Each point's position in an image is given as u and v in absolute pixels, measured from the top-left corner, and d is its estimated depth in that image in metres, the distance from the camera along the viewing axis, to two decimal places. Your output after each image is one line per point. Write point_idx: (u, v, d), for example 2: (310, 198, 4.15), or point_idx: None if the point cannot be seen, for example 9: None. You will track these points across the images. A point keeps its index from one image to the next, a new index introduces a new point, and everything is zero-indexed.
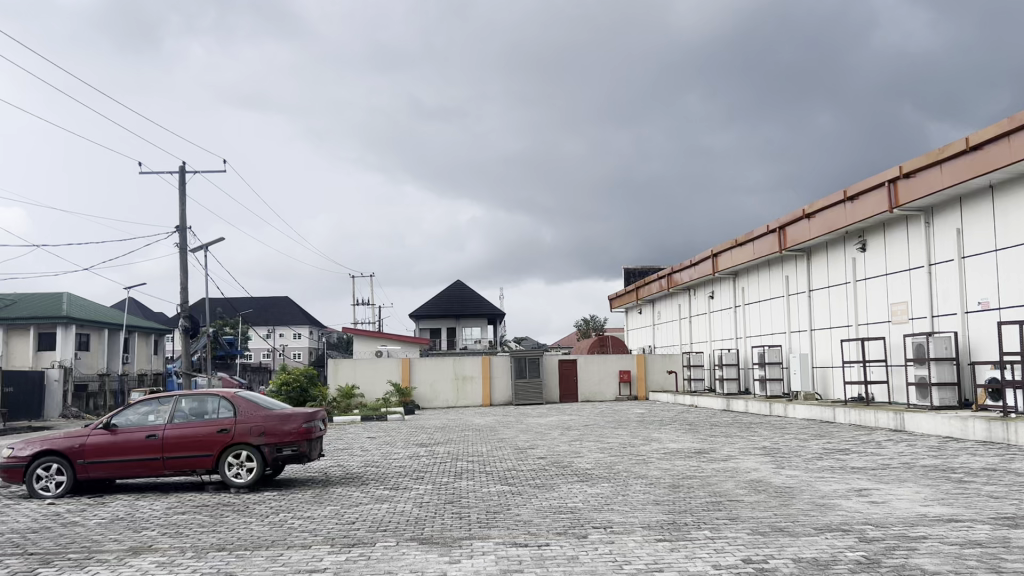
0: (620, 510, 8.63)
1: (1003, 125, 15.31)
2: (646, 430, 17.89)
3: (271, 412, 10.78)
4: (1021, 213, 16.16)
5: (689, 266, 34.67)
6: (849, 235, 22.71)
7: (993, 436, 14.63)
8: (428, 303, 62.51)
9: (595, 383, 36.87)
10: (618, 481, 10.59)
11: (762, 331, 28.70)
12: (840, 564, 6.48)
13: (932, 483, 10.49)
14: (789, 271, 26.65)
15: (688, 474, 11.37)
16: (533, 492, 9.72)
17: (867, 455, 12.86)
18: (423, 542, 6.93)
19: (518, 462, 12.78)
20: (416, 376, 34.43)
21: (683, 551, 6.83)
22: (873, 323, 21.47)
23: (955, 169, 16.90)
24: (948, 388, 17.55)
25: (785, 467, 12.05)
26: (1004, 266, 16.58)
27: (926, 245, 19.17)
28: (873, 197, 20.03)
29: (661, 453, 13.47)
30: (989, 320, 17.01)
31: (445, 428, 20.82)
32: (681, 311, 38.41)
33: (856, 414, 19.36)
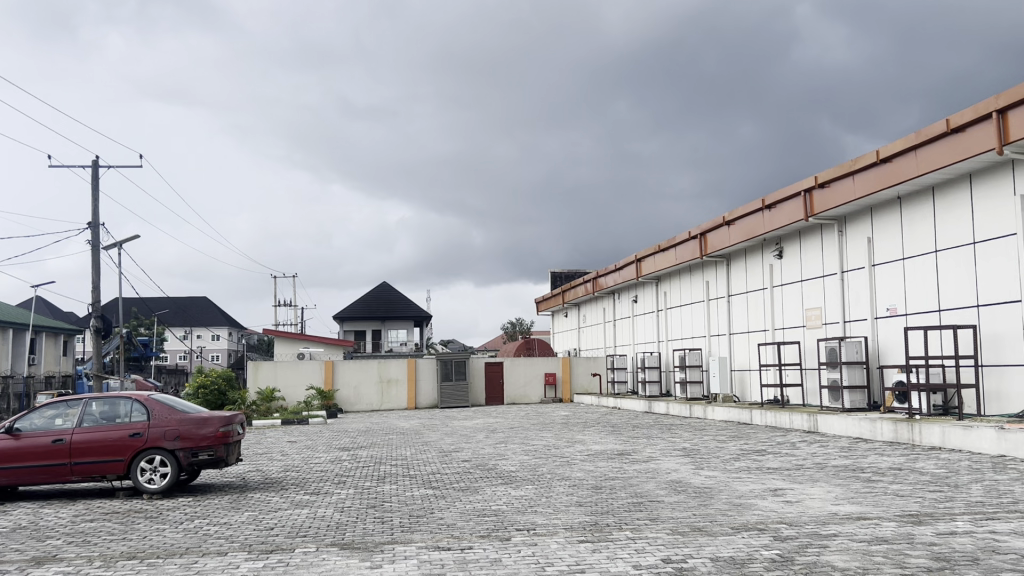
0: (543, 511, 8.69)
1: (911, 139, 16.03)
2: (572, 432, 18.05)
3: (187, 415, 10.45)
4: (927, 222, 16.95)
5: (614, 271, 35.11)
6: (767, 243, 23.42)
7: (899, 437, 15.24)
8: (354, 304, 61.72)
9: (521, 386, 37.02)
10: (542, 483, 10.65)
11: (683, 334, 29.31)
12: (755, 562, 6.66)
13: (843, 483, 10.89)
14: (709, 277, 27.32)
15: (610, 475, 11.55)
16: (457, 495, 9.69)
17: (782, 456, 13.25)
18: (343, 547, 6.85)
19: (442, 465, 12.74)
20: (339, 379, 33.89)
21: (604, 552, 6.92)
22: (788, 328, 22.18)
23: (866, 180, 17.58)
24: (859, 391, 18.16)
25: (704, 468, 12.30)
26: (911, 274, 17.34)
27: (838, 253, 19.91)
28: (790, 206, 20.72)
29: (584, 454, 13.64)
30: (897, 325, 17.77)
31: (369, 432, 20.65)
32: (605, 315, 38.92)
33: (771, 416, 19.91)
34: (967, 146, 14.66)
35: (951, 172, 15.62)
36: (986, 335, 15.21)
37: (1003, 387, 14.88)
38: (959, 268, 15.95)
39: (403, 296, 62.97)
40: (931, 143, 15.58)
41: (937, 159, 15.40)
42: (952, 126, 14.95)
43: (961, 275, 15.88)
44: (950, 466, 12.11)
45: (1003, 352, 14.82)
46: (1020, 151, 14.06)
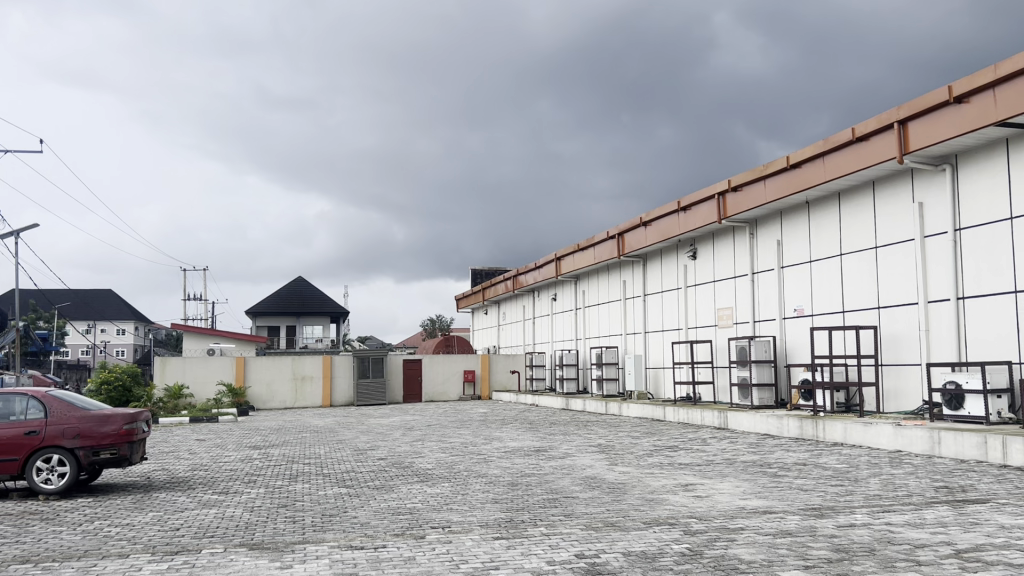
0: (458, 509, 8.67)
1: (819, 146, 16.63)
2: (489, 430, 18.05)
3: (88, 412, 10.01)
4: (832, 226, 17.65)
5: (534, 269, 35.31)
6: (682, 244, 23.95)
7: (805, 433, 15.80)
8: (268, 299, 60.28)
9: (440, 383, 36.84)
10: (458, 481, 10.63)
11: (600, 333, 29.73)
12: (666, 556, 6.81)
13: (750, 478, 11.23)
14: (626, 276, 27.76)
15: (526, 472, 11.62)
16: (371, 494, 9.57)
17: (693, 452, 13.57)
18: (252, 548, 6.68)
19: (357, 464, 12.57)
20: (250, 375, 33.05)
21: (518, 549, 6.94)
22: (701, 327, 22.73)
23: (777, 185, 18.16)
24: (766, 388, 18.74)
25: (618, 464, 12.49)
26: (817, 276, 18.01)
27: (749, 255, 20.50)
28: (704, 208, 21.24)
29: (501, 451, 13.67)
30: (803, 325, 18.44)
31: (281, 430, 20.18)
32: (525, 313, 39.15)
33: (684, 413, 20.36)
34: (870, 155, 15.32)
35: (855, 179, 16.29)
36: (885, 335, 15.93)
37: (900, 385, 15.61)
38: (862, 272, 16.64)
39: (319, 291, 61.87)
40: (838, 151, 16.19)
41: (843, 166, 16.03)
42: (857, 135, 15.59)
43: (864, 278, 16.57)
44: (851, 461, 12.62)
45: (902, 352, 15.54)
46: (919, 160, 14.78)
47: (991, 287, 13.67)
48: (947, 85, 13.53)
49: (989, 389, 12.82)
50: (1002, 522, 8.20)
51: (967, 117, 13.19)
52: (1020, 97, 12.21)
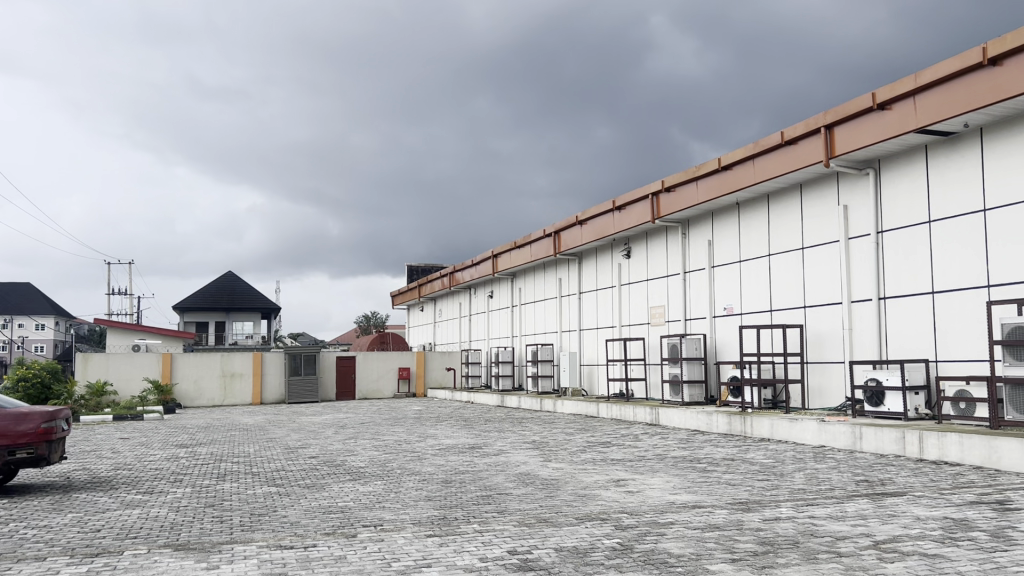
0: (391, 507, 8.61)
1: (749, 149, 17.01)
2: (422, 427, 17.96)
3: (3, 410, 9.61)
4: (760, 228, 18.10)
5: (470, 267, 35.26)
6: (616, 243, 24.24)
7: (733, 429, 16.15)
8: (197, 294, 58.86)
9: (374, 380, 36.51)
10: (391, 478, 10.55)
11: (536, 330, 29.89)
12: (597, 551, 6.89)
13: (680, 473, 11.45)
14: (562, 274, 27.95)
15: (460, 469, 11.61)
16: (302, 492, 9.43)
17: (625, 448, 13.75)
18: (178, 548, 6.53)
19: (288, 462, 12.38)
20: (177, 372, 32.23)
21: (451, 546, 6.94)
22: (634, 325, 23.05)
23: (709, 186, 18.52)
24: (697, 385, 19.07)
25: (552, 460, 12.57)
26: (747, 276, 18.43)
27: (681, 255, 20.88)
28: (639, 208, 21.54)
29: (435, 449, 13.62)
30: (732, 323, 18.86)
31: (208, 428, 19.72)
32: (461, 310, 39.10)
33: (617, 409, 20.58)
34: (799, 158, 15.73)
35: (784, 181, 16.72)
36: (811, 334, 16.41)
37: (824, 382, 16.10)
38: (790, 271, 17.10)
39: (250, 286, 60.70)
40: (767, 154, 16.60)
41: (772, 168, 16.44)
42: (785, 138, 16.01)
43: (791, 277, 17.04)
44: (777, 456, 12.98)
45: (826, 350, 16.03)
46: (845, 164, 15.24)
47: (910, 288, 14.21)
48: (872, 92, 13.98)
49: (908, 385, 13.33)
50: (918, 513, 8.54)
51: (891, 123, 13.66)
52: (940, 106, 12.71)
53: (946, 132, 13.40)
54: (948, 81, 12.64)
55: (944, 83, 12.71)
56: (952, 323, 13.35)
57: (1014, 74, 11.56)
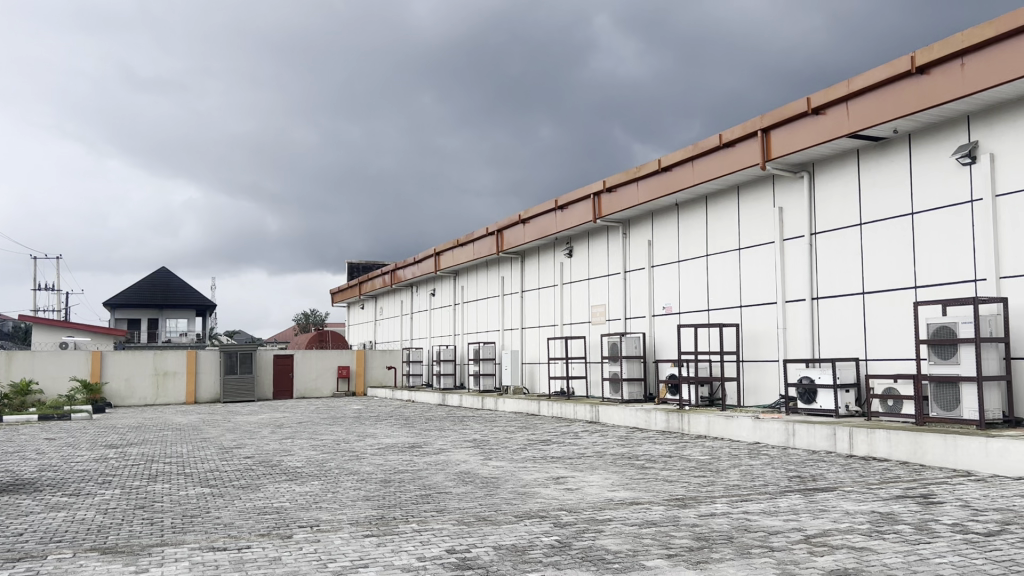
0: (328, 507, 8.51)
1: (689, 150, 17.27)
2: (361, 426, 17.80)
3: None
4: (699, 228, 18.40)
5: (412, 264, 35.02)
6: (558, 242, 24.37)
7: (670, 426, 16.39)
8: (128, 291, 57.24)
9: (312, 378, 36.04)
10: (328, 478, 10.42)
11: (478, 328, 29.89)
12: (536, 548, 6.91)
13: (619, 470, 11.57)
14: (504, 272, 27.96)
15: (399, 468, 11.53)
16: (236, 493, 9.25)
17: (565, 446, 13.83)
18: (105, 552, 6.35)
19: (222, 463, 12.12)
20: (107, 370, 31.30)
21: (388, 546, 6.89)
22: (575, 324, 23.22)
23: (649, 187, 18.75)
24: (636, 383, 19.27)
25: (492, 458, 12.58)
26: (685, 275, 18.71)
27: (622, 254, 21.10)
28: (580, 207, 21.68)
29: (374, 448, 13.50)
30: (671, 322, 19.13)
31: (139, 429, 19.22)
32: (403, 308, 38.86)
33: (557, 407, 20.67)
34: (736, 160, 16.05)
35: (722, 182, 17.02)
36: (747, 333, 16.75)
37: (759, 380, 16.45)
38: (726, 271, 17.43)
39: (184, 283, 59.45)
40: (706, 156, 16.88)
41: (710, 170, 16.72)
42: (723, 140, 16.31)
43: (728, 277, 17.35)
44: (714, 452, 13.22)
45: (761, 349, 16.38)
46: (780, 167, 15.60)
47: (841, 288, 14.61)
48: (806, 97, 14.33)
49: (839, 384, 13.71)
50: (847, 508, 8.79)
51: (824, 128, 14.02)
52: (871, 112, 13.10)
53: (876, 138, 13.82)
54: (878, 89, 13.03)
55: (875, 90, 13.09)
56: (881, 323, 13.77)
57: (941, 83, 11.97)
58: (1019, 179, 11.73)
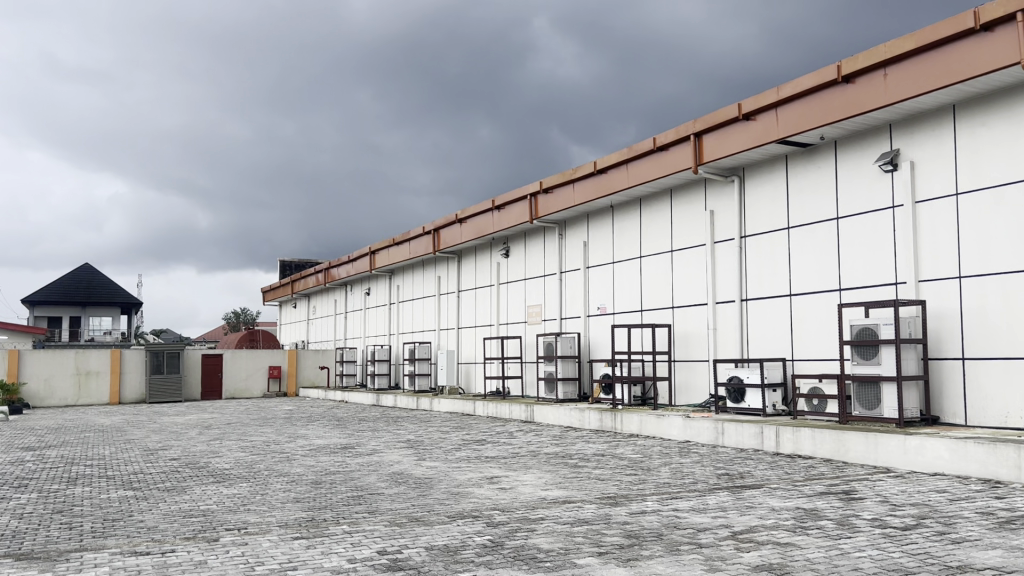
0: (256, 510, 8.35)
1: (624, 153, 17.47)
2: (293, 427, 17.50)
3: None
4: (633, 230, 18.64)
5: (346, 263, 34.59)
6: (495, 242, 24.40)
7: (604, 425, 16.57)
8: (48, 287, 55.08)
9: (242, 378, 35.33)
10: (257, 480, 10.23)
11: (413, 328, 29.72)
12: (467, 548, 6.91)
13: (552, 469, 11.64)
14: (441, 272, 27.87)
15: (331, 469, 11.38)
16: (161, 496, 9.01)
17: (500, 445, 13.86)
18: (20, 558, 6.11)
19: (147, 465, 11.79)
20: (26, 370, 30.15)
21: (318, 548, 6.81)
22: (511, 323, 23.30)
23: (585, 189, 18.91)
24: (571, 382, 19.43)
25: (426, 459, 12.52)
26: (620, 277, 18.94)
27: (558, 255, 21.24)
28: (517, 208, 21.73)
29: (305, 449, 13.31)
30: (605, 323, 19.34)
31: (59, 430, 18.55)
32: (337, 307, 38.40)
33: (493, 407, 20.69)
34: (669, 164, 16.31)
35: (656, 186, 17.26)
36: (678, 333, 17.05)
37: (690, 379, 16.76)
38: (659, 273, 17.71)
39: (109, 280, 57.66)
40: (640, 159, 17.11)
41: (645, 172, 16.95)
42: (657, 144, 16.55)
43: (662, 278, 17.62)
44: (645, 451, 13.42)
45: (692, 349, 16.70)
46: (712, 171, 15.91)
47: (769, 290, 14.99)
48: (737, 102, 14.63)
49: (766, 383, 14.06)
50: (773, 504, 9.02)
51: (754, 133, 14.36)
52: (799, 119, 13.46)
53: (804, 144, 14.21)
54: (806, 96, 13.39)
55: (803, 97, 13.45)
56: (807, 324, 14.16)
57: (866, 92, 12.38)
58: (938, 185, 12.23)
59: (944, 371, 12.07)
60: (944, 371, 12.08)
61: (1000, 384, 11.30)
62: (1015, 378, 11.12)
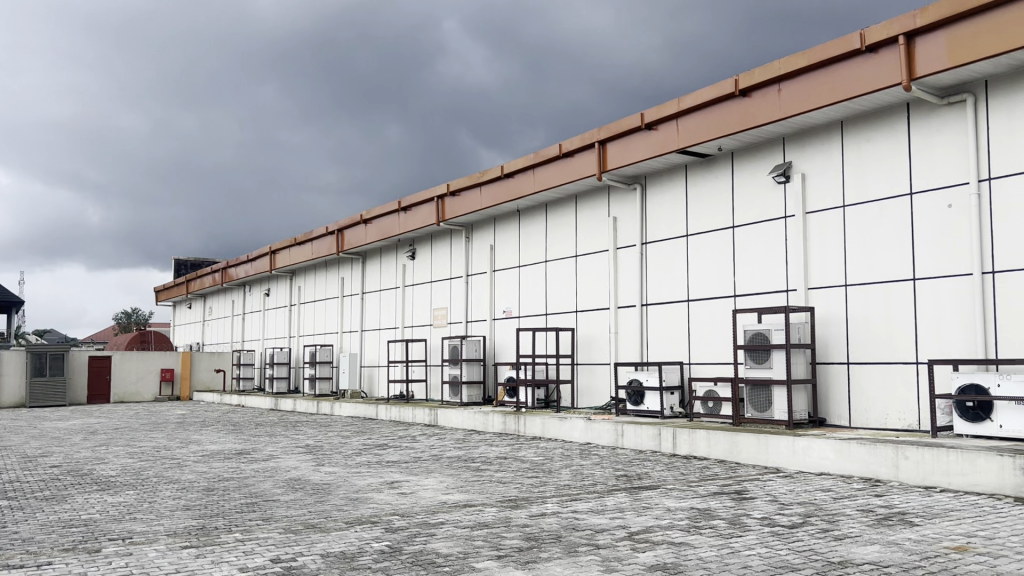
0: (143, 518, 8.02)
1: (530, 159, 17.62)
2: (184, 432, 16.88)
3: None
4: (539, 235, 18.80)
5: (244, 263, 33.64)
6: (400, 244, 24.19)
7: (507, 428, 16.65)
8: None
9: (133, 381, 33.85)
10: (145, 488, 9.82)
11: (315, 330, 29.17)
12: (364, 555, 6.82)
13: (454, 473, 11.62)
14: (344, 273, 27.45)
15: (224, 476, 11.05)
16: (38, 505, 8.54)
17: (402, 450, 13.74)
18: None
19: (25, 473, 11.15)
20: None
21: (209, 557, 6.59)
22: (416, 327, 23.15)
23: (492, 192, 18.96)
24: (475, 386, 19.45)
25: (325, 464, 12.30)
26: (525, 281, 19.06)
27: (464, 258, 21.23)
28: (424, 210, 21.60)
29: (198, 455, 12.88)
30: (510, 326, 19.45)
31: None
32: (234, 308, 37.33)
33: (395, 411, 20.50)
34: (574, 170, 16.55)
35: (561, 191, 17.48)
36: (581, 337, 17.29)
37: (593, 383, 17.03)
38: (563, 277, 17.94)
39: None
40: (546, 164, 17.29)
41: (550, 178, 17.15)
42: (563, 150, 16.76)
43: (566, 283, 17.83)
44: (547, 453, 13.54)
45: (594, 353, 16.97)
46: (615, 178, 16.21)
47: (668, 296, 15.37)
48: (640, 112, 14.97)
49: (664, 386, 14.40)
50: (668, 505, 9.24)
51: (656, 142, 14.72)
52: (699, 130, 13.86)
53: (703, 155, 14.64)
54: (705, 108, 13.81)
55: (702, 109, 13.87)
56: (703, 329, 14.60)
57: (761, 105, 12.85)
58: (826, 197, 12.81)
59: (831, 376, 12.63)
60: (830, 375, 12.64)
61: (881, 387, 11.91)
62: (895, 382, 11.74)
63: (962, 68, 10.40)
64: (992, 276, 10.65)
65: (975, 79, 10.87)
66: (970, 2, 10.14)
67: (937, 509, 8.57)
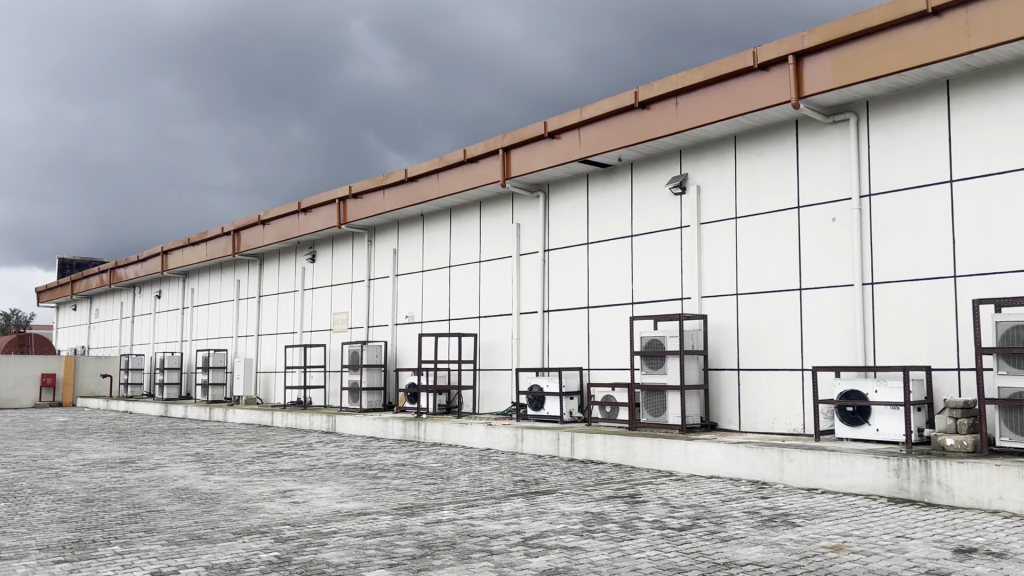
0: (13, 532, 7.62)
1: (434, 163, 17.57)
2: (64, 441, 16.09)
3: None
4: (443, 239, 18.78)
5: (133, 263, 32.29)
6: (300, 246, 23.73)
7: (407, 434, 16.58)
8: None
9: (11, 387, 32.22)
10: (17, 500, 9.32)
11: (210, 334, 28.31)
12: (251, 566, 6.67)
13: (349, 480, 11.48)
14: (241, 276, 26.74)
15: (106, 486, 10.59)
16: None
17: (297, 457, 13.48)
18: None
19: None
20: None
21: (84, 572, 6.32)
22: (316, 331, 22.75)
23: (395, 196, 18.82)
24: (376, 392, 19.26)
25: (214, 473, 11.96)
26: (429, 285, 19.00)
27: (366, 261, 21.00)
28: (326, 212, 21.24)
29: (78, 465, 12.31)
30: (413, 331, 19.37)
31: None
32: (124, 310, 35.84)
33: (292, 418, 20.12)
34: (478, 175, 16.61)
35: (465, 196, 17.50)
36: (483, 342, 17.37)
37: (494, 388, 17.13)
38: (466, 282, 17.98)
39: None
40: (450, 169, 17.28)
41: (454, 183, 17.16)
42: (467, 156, 16.79)
43: (469, 288, 17.87)
44: (445, 459, 13.54)
45: (496, 358, 17.08)
46: (518, 185, 16.34)
47: (569, 302, 15.60)
48: (543, 120, 15.13)
49: (564, 392, 14.58)
50: (563, 510, 9.37)
51: (558, 151, 14.91)
52: (600, 140, 14.12)
53: (603, 164, 14.92)
54: (606, 118, 14.07)
55: (604, 120, 14.13)
56: (600, 336, 14.89)
57: (660, 118, 13.19)
58: (720, 208, 13.26)
59: (722, 382, 13.07)
60: (721, 381, 13.08)
61: (768, 393, 12.40)
62: (781, 387, 12.25)
63: (846, 88, 10.93)
64: (871, 286, 11.25)
65: (858, 100, 11.45)
66: (854, 27, 10.64)
67: (817, 510, 8.99)
